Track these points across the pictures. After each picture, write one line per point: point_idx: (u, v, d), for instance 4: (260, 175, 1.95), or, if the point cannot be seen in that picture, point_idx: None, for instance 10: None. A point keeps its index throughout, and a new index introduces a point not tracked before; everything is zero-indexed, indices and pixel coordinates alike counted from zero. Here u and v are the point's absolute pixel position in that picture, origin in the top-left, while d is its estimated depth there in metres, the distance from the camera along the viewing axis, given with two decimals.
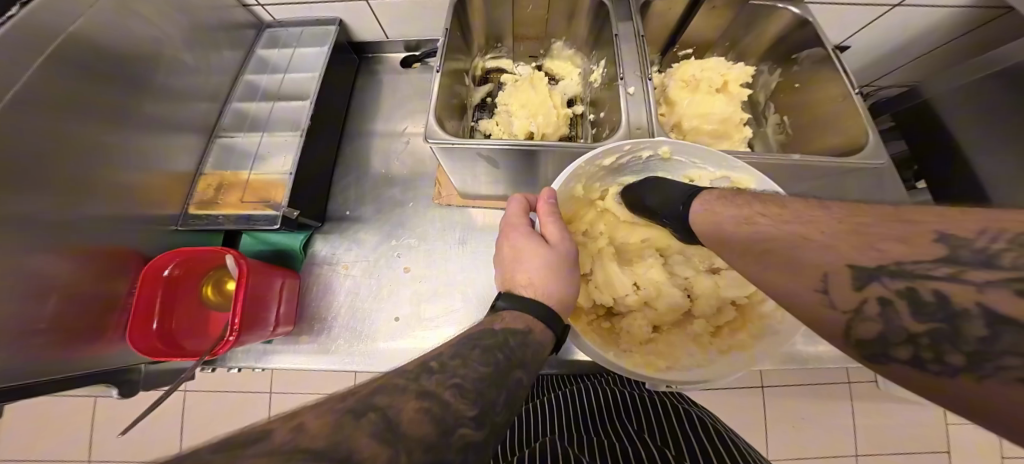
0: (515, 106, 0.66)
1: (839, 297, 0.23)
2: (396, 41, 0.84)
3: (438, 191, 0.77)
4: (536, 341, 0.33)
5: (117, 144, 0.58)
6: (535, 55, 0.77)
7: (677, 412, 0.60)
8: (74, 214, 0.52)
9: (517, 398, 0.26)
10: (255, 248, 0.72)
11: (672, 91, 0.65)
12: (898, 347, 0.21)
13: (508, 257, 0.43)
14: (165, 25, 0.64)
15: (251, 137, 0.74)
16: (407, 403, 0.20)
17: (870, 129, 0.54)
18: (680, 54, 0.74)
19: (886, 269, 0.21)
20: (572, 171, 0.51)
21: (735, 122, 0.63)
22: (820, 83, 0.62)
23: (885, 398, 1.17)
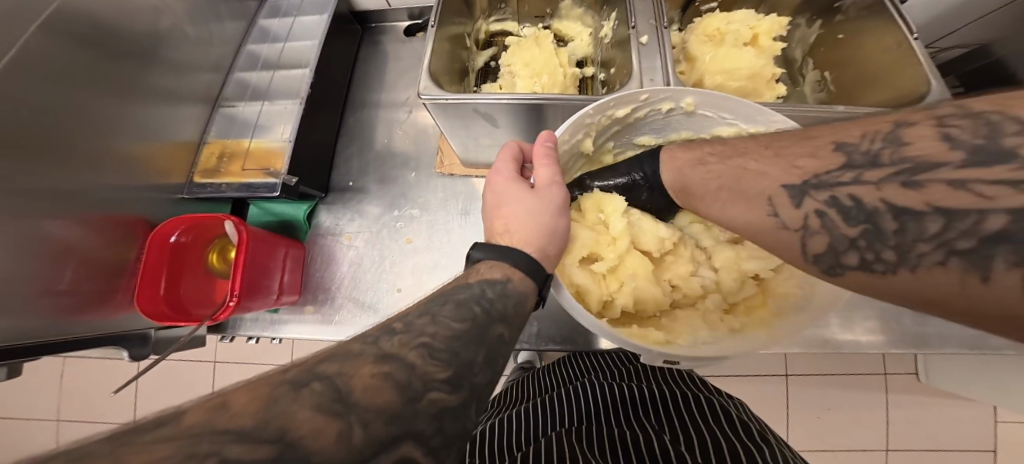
0: (519, 65, 0.62)
1: (787, 217, 0.29)
2: (400, 9, 0.81)
3: (440, 160, 0.75)
4: (516, 290, 0.31)
5: (120, 115, 0.58)
6: (542, 15, 0.71)
7: (704, 405, 0.55)
8: (83, 182, 0.53)
9: (497, 356, 0.24)
10: (262, 219, 0.72)
11: (692, 46, 0.59)
12: (846, 254, 0.25)
13: (493, 203, 0.41)
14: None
15: (252, 106, 0.74)
16: (363, 369, 0.18)
17: (933, 78, 0.48)
18: (703, 8, 0.66)
19: (810, 184, 0.27)
20: (579, 118, 0.46)
21: (767, 78, 0.57)
22: (869, 32, 0.55)
23: (926, 391, 1.08)
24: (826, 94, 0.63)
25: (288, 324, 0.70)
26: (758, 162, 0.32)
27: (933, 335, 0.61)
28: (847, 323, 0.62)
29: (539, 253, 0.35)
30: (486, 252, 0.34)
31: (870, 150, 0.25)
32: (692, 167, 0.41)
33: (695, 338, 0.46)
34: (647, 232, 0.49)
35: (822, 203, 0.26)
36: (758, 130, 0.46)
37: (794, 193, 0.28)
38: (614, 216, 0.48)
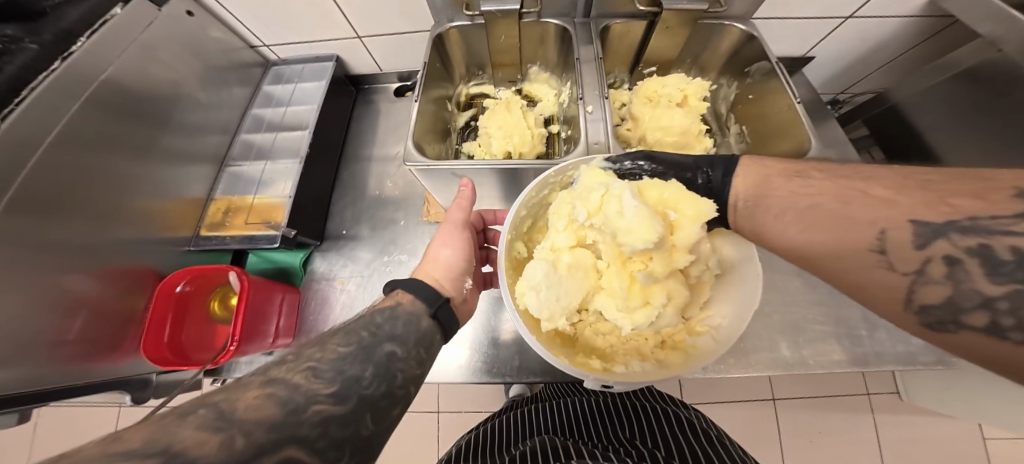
0: (492, 126, 0.71)
1: (898, 259, 0.26)
2: (390, 73, 0.91)
3: (427, 209, 0.82)
4: (420, 324, 0.37)
5: (140, 174, 0.65)
6: (514, 79, 0.82)
7: (672, 418, 0.62)
8: (101, 236, 0.59)
9: (385, 369, 0.31)
10: (260, 267, 0.78)
11: (635, 107, 0.68)
12: (970, 313, 0.23)
13: (429, 243, 0.52)
14: (180, 68, 0.72)
15: (256, 165, 0.82)
16: (249, 392, 0.25)
17: (811, 134, 0.57)
18: (645, 72, 0.75)
19: (956, 226, 0.24)
20: (543, 179, 0.53)
21: (695, 133, 0.65)
22: (768, 94, 0.65)
23: (911, 410, 1.11)
24: (745, 145, 0.72)
25: None
26: (890, 191, 0.29)
27: (870, 355, 0.66)
28: (797, 346, 0.67)
29: (434, 283, 0.45)
30: (394, 284, 0.42)
31: None
32: (788, 179, 0.39)
33: (631, 366, 0.50)
34: (699, 259, 0.44)
35: (963, 249, 0.24)
36: None
37: (925, 233, 0.25)
38: (685, 222, 0.42)
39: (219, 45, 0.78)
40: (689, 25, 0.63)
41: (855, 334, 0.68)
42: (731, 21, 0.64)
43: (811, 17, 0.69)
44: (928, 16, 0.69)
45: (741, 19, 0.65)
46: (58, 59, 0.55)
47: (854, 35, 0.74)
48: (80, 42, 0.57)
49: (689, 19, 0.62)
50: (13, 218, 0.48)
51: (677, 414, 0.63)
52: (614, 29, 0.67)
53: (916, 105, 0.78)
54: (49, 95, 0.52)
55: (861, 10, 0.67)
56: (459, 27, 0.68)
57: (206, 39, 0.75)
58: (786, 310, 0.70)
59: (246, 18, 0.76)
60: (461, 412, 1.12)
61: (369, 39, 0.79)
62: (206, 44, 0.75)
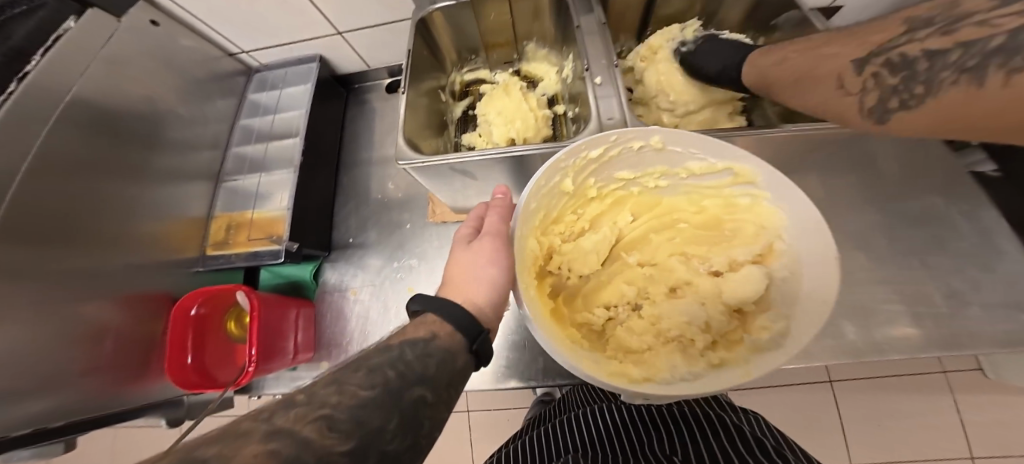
0: (491, 114, 0.65)
1: (847, 83, 0.37)
2: (380, 69, 0.88)
3: (432, 209, 0.78)
4: (440, 348, 0.33)
5: (134, 196, 0.64)
6: (511, 60, 0.75)
7: (724, 428, 0.57)
8: (109, 262, 0.59)
9: (410, 419, 0.27)
10: (272, 282, 0.77)
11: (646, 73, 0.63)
12: (891, 105, 0.35)
13: (471, 259, 0.44)
14: (157, 83, 0.70)
15: (251, 178, 0.80)
16: (249, 446, 0.20)
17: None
18: None
19: (874, 53, 0.36)
20: (552, 164, 0.47)
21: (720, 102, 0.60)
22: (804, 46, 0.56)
23: (994, 388, 1.02)
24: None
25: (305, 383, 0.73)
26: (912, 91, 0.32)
27: (965, 335, 0.57)
28: (866, 329, 0.60)
29: (467, 306, 0.40)
30: (422, 304, 0.37)
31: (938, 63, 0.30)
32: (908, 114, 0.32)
33: (677, 370, 0.44)
34: None
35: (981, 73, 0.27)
36: (728, 165, 0.47)
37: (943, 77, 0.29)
38: None
39: (193, 55, 0.76)
40: None
41: (937, 311, 0.59)
42: None
43: None
44: None
45: None
46: (15, 80, 0.52)
47: None
48: (33, 61, 0.54)
49: None
50: (23, 250, 0.48)
51: (730, 424, 0.57)
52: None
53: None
54: (13, 121, 0.49)
55: None
56: (443, 9, 0.62)
57: (177, 48, 0.72)
58: (847, 289, 0.62)
59: (221, 26, 0.73)
60: (492, 411, 1.12)
61: (350, 34, 0.74)
62: (179, 55, 0.73)
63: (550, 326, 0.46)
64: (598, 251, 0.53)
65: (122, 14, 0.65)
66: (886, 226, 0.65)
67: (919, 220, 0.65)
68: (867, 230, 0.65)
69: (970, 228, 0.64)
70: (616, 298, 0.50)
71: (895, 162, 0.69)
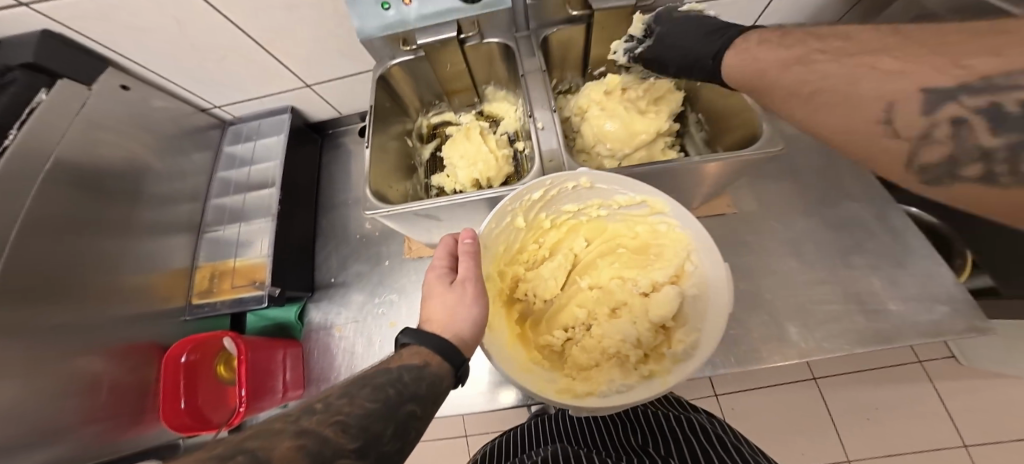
0: (455, 157, 0.70)
1: (902, 125, 0.27)
2: (352, 115, 0.99)
3: (409, 246, 0.83)
4: (433, 374, 0.35)
5: (119, 250, 0.68)
6: (473, 103, 0.82)
7: (690, 425, 0.62)
8: (104, 314, 0.63)
9: (407, 434, 0.30)
10: (259, 325, 0.81)
11: (582, 100, 0.69)
12: (972, 168, 0.25)
13: (449, 306, 0.43)
14: (133, 144, 0.75)
15: (231, 228, 0.84)
16: (281, 443, 0.23)
17: (762, 117, 0.54)
18: (596, 73, 0.77)
19: (966, 92, 0.24)
20: (500, 209, 0.52)
21: (656, 139, 0.65)
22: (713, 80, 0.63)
23: (966, 373, 1.10)
24: (706, 133, 0.70)
25: None
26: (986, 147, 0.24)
27: (888, 329, 0.62)
28: (807, 329, 0.64)
29: (455, 341, 0.40)
30: (409, 338, 0.38)
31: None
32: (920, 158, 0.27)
33: (615, 382, 0.50)
34: None
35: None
36: (642, 197, 0.54)
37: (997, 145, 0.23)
38: None
39: (164, 113, 0.82)
40: (621, 23, 0.66)
41: (870, 308, 0.65)
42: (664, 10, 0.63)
43: None
44: None
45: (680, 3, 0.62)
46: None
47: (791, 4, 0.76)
48: (12, 135, 0.58)
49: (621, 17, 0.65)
50: (24, 306, 0.52)
51: (695, 421, 0.62)
52: (555, 47, 0.71)
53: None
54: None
55: None
56: (402, 63, 0.68)
57: (149, 109, 0.79)
58: (787, 294, 0.67)
59: (186, 82, 0.81)
60: (490, 432, 1.15)
61: (320, 86, 0.87)
62: (151, 115, 0.79)
63: (512, 352, 0.52)
64: (553, 278, 0.58)
65: (92, 83, 0.70)
66: (810, 232, 0.72)
67: (846, 224, 0.72)
68: (799, 237, 0.72)
69: (885, 231, 0.70)
70: (569, 321, 0.56)
71: (812, 174, 0.76)
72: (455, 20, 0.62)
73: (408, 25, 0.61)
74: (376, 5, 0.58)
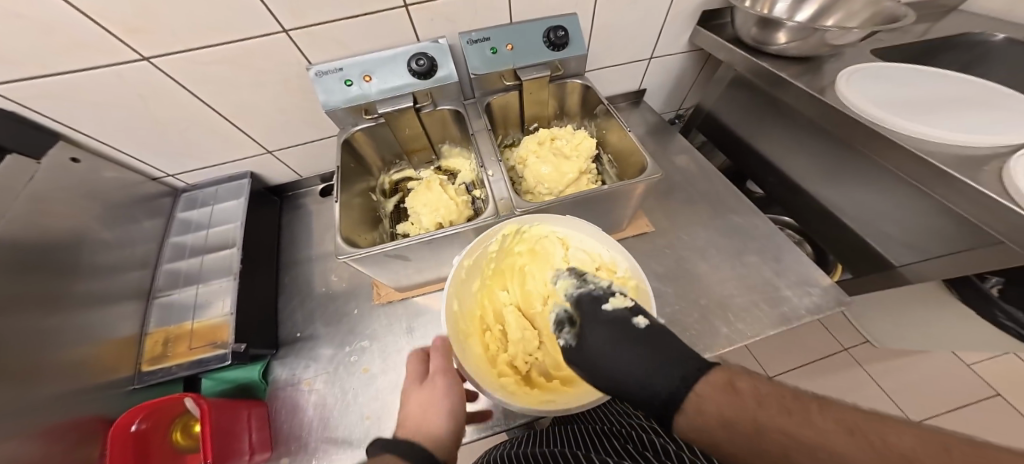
0: (417, 206, 0.79)
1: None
2: (313, 177, 1.05)
3: (377, 292, 0.88)
4: (397, 455, 0.42)
5: (59, 324, 0.66)
6: (431, 160, 0.93)
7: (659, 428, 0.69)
8: (41, 394, 0.60)
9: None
10: (217, 388, 0.78)
11: (523, 150, 0.82)
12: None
13: (423, 400, 0.53)
14: (81, 215, 0.75)
15: (187, 291, 0.84)
16: None
17: (645, 153, 0.71)
18: (532, 128, 0.92)
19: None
20: (470, 250, 0.64)
21: (583, 179, 0.79)
22: (613, 126, 0.81)
23: (886, 355, 1.34)
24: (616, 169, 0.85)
25: None
26: None
27: (789, 311, 0.76)
28: (733, 325, 0.75)
29: (428, 444, 0.45)
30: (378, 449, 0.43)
31: None
32: None
33: None
34: None
35: None
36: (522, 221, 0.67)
37: None
38: None
39: (114, 183, 0.83)
40: (542, 91, 0.83)
41: (776, 297, 0.78)
42: (571, 79, 0.83)
43: (625, 63, 0.91)
44: (690, 51, 0.93)
45: (579, 76, 0.83)
46: None
47: (663, 70, 0.97)
48: None
49: (543, 86, 0.81)
50: None
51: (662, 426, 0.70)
52: (496, 110, 0.85)
53: (720, 108, 1.01)
54: None
55: (656, 52, 0.90)
56: (364, 129, 0.78)
57: (98, 179, 0.79)
58: (708, 294, 0.80)
59: (139, 152, 0.84)
60: None
61: (278, 151, 0.93)
62: (100, 185, 0.80)
63: (570, 397, 0.56)
64: (526, 335, 0.64)
65: (42, 156, 0.71)
66: (716, 242, 0.87)
67: (744, 235, 0.88)
68: (706, 247, 0.86)
69: (762, 234, 0.87)
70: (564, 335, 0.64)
71: (708, 197, 0.94)
72: (410, 92, 0.75)
73: (369, 97, 0.73)
74: (341, 83, 0.71)
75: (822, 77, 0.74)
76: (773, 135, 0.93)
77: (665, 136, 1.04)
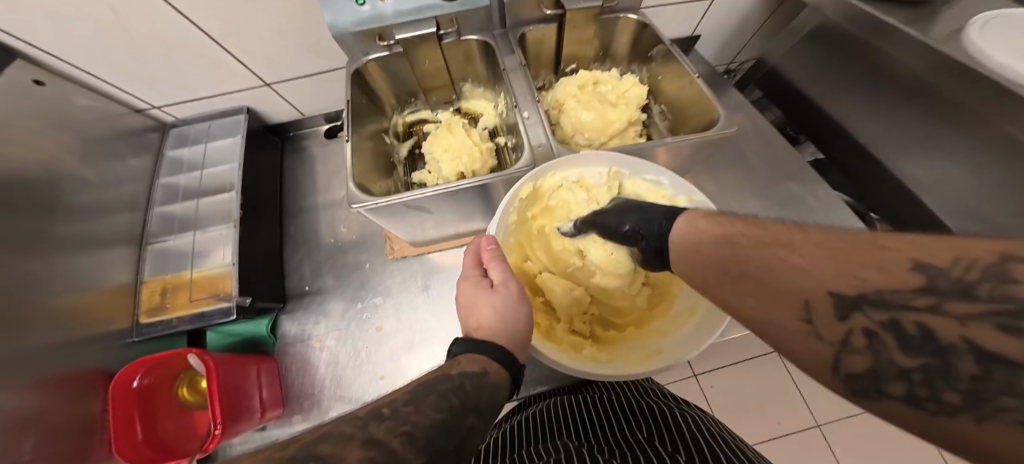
0: (438, 152, 0.70)
1: (822, 327, 0.23)
2: (315, 116, 0.94)
3: (390, 246, 0.82)
4: (491, 382, 0.37)
5: (42, 271, 0.59)
6: (449, 100, 0.83)
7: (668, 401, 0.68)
8: (23, 347, 0.54)
9: (466, 444, 0.30)
10: (223, 343, 0.73)
11: (559, 94, 0.72)
12: (891, 383, 0.20)
13: (495, 308, 0.46)
14: (52, 147, 0.65)
15: (183, 238, 0.77)
16: (353, 451, 0.24)
17: (717, 105, 0.63)
18: (569, 69, 0.81)
19: (866, 299, 0.21)
20: (504, 211, 0.56)
21: (628, 132, 0.72)
22: (673, 72, 0.72)
23: None
24: (668, 122, 0.77)
25: (280, 439, 0.72)
26: (804, 258, 0.25)
27: None
28: None
29: (513, 344, 0.43)
30: (463, 347, 0.41)
31: (965, 277, 0.18)
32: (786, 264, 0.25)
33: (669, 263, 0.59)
34: None
35: (880, 323, 0.20)
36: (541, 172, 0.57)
37: (843, 304, 0.22)
38: None
39: (90, 113, 0.72)
40: (587, 26, 0.72)
41: None
42: (626, 14, 0.71)
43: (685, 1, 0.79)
44: None
45: (634, 10, 0.72)
46: None
47: (723, 13, 0.85)
48: None
49: (591, 19, 0.70)
50: None
51: (670, 400, 0.69)
52: (528, 44, 0.74)
53: (786, 65, 0.94)
54: None
55: None
56: (377, 59, 0.67)
57: (71, 108, 0.69)
58: None
59: (118, 79, 0.73)
60: None
61: (278, 85, 0.81)
62: (75, 115, 0.70)
63: (643, 347, 0.57)
64: (576, 294, 0.61)
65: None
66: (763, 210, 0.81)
67: (785, 202, 0.82)
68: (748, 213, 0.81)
69: (814, 203, 0.81)
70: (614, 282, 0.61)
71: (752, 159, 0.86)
72: (434, 17, 0.63)
73: (385, 20, 0.60)
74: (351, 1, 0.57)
75: (936, 28, 0.63)
76: (854, 93, 0.87)
77: (720, 86, 0.94)
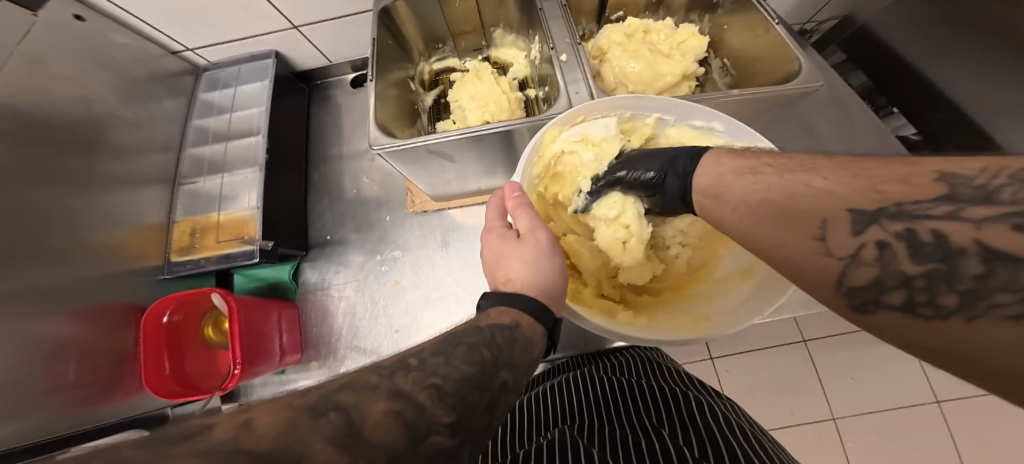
0: (465, 100, 0.67)
1: (835, 243, 0.23)
2: (341, 64, 0.92)
3: (411, 199, 0.80)
4: (524, 336, 0.34)
5: (80, 205, 0.61)
6: (478, 48, 0.78)
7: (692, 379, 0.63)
8: (61, 270, 0.56)
9: (500, 402, 0.27)
10: (250, 285, 0.76)
11: (602, 41, 0.67)
12: (891, 292, 0.21)
13: (525, 260, 0.42)
14: (90, 83, 0.67)
15: (213, 180, 0.78)
16: (378, 403, 0.20)
17: (800, 55, 0.57)
18: (613, 18, 0.75)
19: (885, 213, 0.22)
20: (529, 158, 0.50)
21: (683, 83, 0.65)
22: (747, 23, 0.65)
23: None
24: (730, 77, 0.71)
25: (298, 383, 0.74)
26: (828, 180, 0.25)
27: None
28: None
29: (546, 296, 0.39)
30: (493, 300, 0.38)
31: (988, 185, 0.19)
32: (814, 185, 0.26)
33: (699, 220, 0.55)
34: None
35: (894, 234, 0.21)
36: (573, 117, 0.51)
37: (860, 219, 0.23)
38: None
39: (129, 52, 0.73)
40: None
41: None
42: None
43: None
44: None
45: None
46: None
47: None
48: None
49: None
50: None
51: (688, 373, 0.65)
52: None
53: (884, 22, 0.79)
54: None
55: None
56: None
57: (110, 45, 0.70)
58: None
59: (156, 20, 0.72)
60: None
61: (305, 27, 0.79)
62: (114, 53, 0.71)
63: (679, 311, 0.53)
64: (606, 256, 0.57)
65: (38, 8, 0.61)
66: None
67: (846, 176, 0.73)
68: None
69: None
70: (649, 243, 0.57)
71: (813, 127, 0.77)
72: None
73: None
74: None
75: None
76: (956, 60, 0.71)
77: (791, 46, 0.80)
